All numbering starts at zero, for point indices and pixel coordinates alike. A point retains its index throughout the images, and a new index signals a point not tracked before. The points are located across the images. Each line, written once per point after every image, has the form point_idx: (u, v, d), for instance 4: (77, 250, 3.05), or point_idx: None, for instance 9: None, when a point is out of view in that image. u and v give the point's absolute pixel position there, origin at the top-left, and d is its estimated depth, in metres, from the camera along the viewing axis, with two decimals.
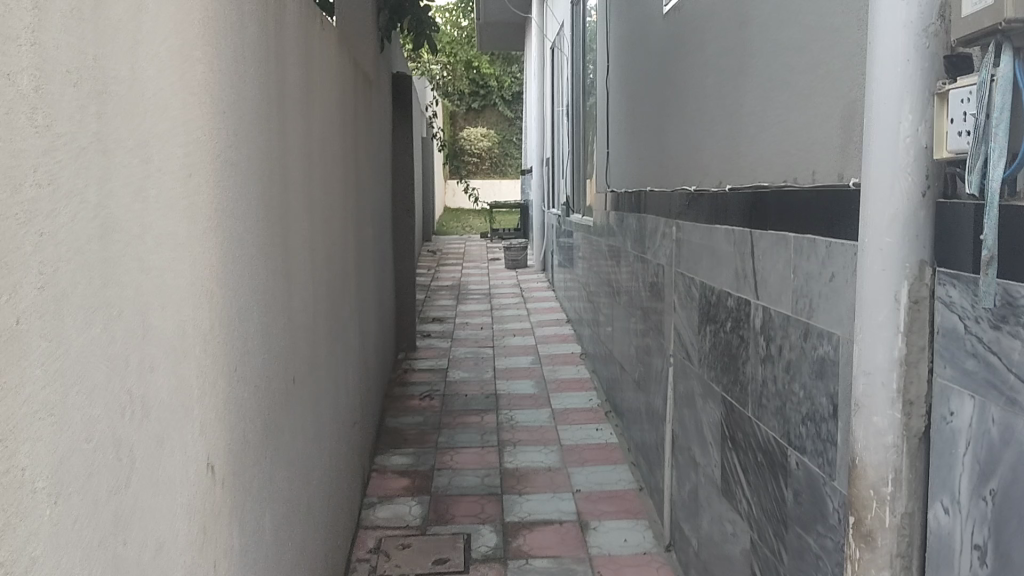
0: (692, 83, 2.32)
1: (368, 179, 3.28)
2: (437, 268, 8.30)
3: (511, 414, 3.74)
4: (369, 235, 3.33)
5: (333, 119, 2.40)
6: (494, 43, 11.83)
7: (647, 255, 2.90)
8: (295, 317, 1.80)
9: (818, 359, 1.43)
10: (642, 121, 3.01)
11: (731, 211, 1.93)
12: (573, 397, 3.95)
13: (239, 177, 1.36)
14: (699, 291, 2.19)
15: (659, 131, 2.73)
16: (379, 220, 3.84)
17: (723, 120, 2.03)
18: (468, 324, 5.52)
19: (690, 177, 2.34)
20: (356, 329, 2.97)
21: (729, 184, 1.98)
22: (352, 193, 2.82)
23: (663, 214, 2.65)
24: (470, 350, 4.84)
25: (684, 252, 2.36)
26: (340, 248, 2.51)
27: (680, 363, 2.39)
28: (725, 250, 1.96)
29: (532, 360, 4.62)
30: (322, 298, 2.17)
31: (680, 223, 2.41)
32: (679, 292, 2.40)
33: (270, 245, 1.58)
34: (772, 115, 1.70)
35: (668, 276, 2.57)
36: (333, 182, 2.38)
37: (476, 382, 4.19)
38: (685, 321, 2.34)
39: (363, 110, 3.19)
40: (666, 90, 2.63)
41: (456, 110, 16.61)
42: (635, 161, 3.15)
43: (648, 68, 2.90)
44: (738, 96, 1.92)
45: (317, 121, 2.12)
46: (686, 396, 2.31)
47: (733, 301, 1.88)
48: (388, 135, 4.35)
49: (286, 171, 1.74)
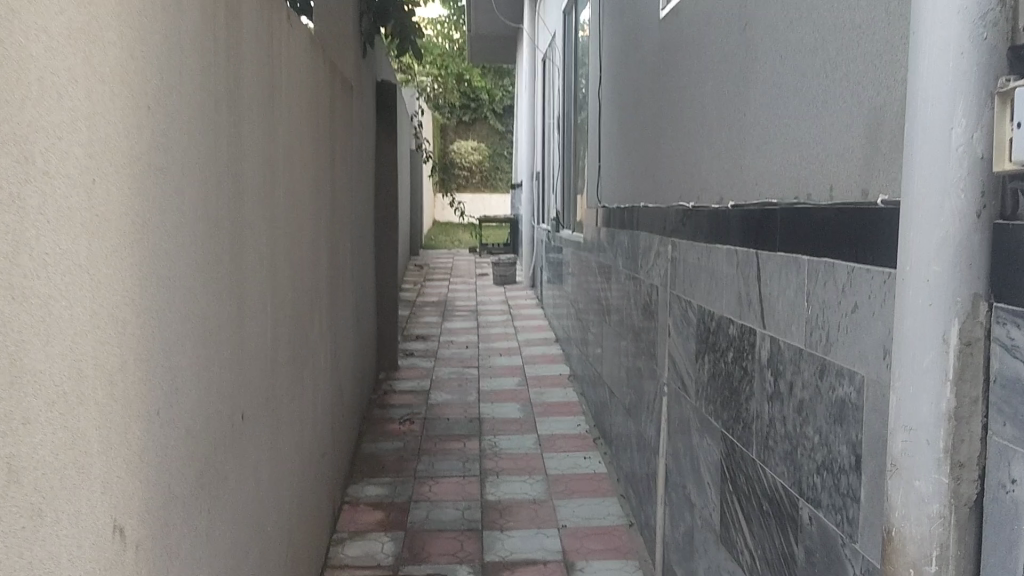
0: (688, 93, 2.15)
1: (346, 190, 3.10)
2: (424, 283, 8.09)
3: (494, 439, 3.54)
4: (346, 250, 3.14)
5: (303, 126, 2.22)
6: (487, 56, 11.69)
7: (638, 275, 2.73)
8: (246, 342, 1.61)
9: (836, 402, 1.25)
10: (636, 134, 2.84)
11: (731, 231, 1.76)
12: (560, 422, 3.75)
13: (172, 184, 1.17)
14: (696, 316, 2.01)
15: (653, 143, 2.56)
16: (359, 234, 3.65)
17: (724, 132, 1.86)
18: (453, 342, 5.32)
19: (686, 193, 2.17)
20: (329, 351, 2.78)
21: (729, 201, 1.80)
22: (326, 204, 2.64)
23: (656, 232, 2.47)
24: (454, 370, 4.64)
25: (679, 273, 2.18)
26: (309, 264, 2.33)
27: (675, 394, 2.20)
28: (725, 273, 1.78)
29: (518, 381, 4.42)
30: (284, 321, 1.98)
31: (675, 242, 2.23)
32: (674, 317, 2.22)
33: (216, 263, 1.39)
34: (780, 125, 1.53)
35: (661, 298, 2.39)
36: (301, 193, 2.19)
37: (459, 405, 3.99)
38: (680, 348, 2.16)
39: (342, 115, 3.01)
40: (661, 99, 2.46)
41: (448, 122, 16.45)
42: (628, 176, 2.98)
43: (642, 79, 2.74)
44: (740, 104, 1.75)
45: (281, 126, 1.94)
46: (681, 430, 2.13)
47: (734, 329, 1.71)
48: (371, 146, 4.17)
49: (239, 179, 1.56)
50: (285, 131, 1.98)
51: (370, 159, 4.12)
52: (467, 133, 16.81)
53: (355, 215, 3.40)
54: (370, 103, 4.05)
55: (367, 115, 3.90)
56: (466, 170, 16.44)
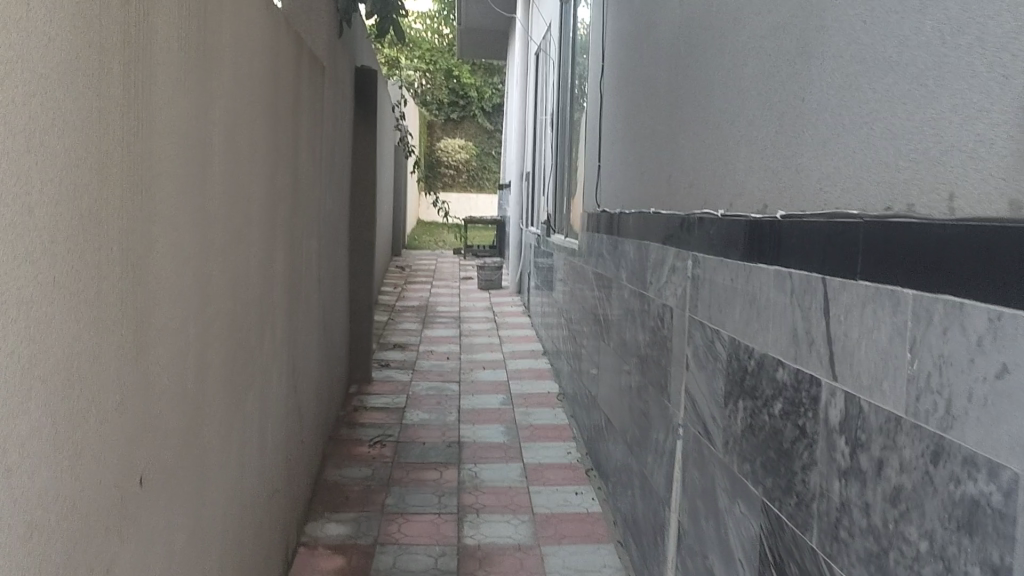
0: (720, 77, 1.79)
1: (313, 185, 2.71)
2: (404, 286, 7.68)
3: (475, 469, 3.15)
4: (312, 252, 2.75)
5: (256, 106, 1.84)
6: (476, 50, 11.26)
7: (647, 292, 2.36)
8: (156, 379, 1.21)
9: (963, 502, 0.88)
10: (647, 128, 2.48)
11: (782, 249, 1.39)
12: (549, 449, 3.36)
13: (7, 162, 0.79)
14: (726, 350, 1.64)
15: (670, 140, 2.19)
16: (329, 234, 3.26)
17: (770, 124, 1.49)
18: (433, 353, 4.92)
19: (716, 197, 1.80)
20: (286, 371, 2.38)
21: (777, 210, 1.44)
22: (286, 200, 2.25)
23: (671, 242, 2.10)
24: (433, 386, 4.24)
25: (702, 296, 1.81)
26: (259, 272, 1.94)
27: (694, 440, 1.82)
28: (771, 301, 1.41)
29: (502, 399, 4.03)
30: (219, 344, 1.59)
31: (697, 257, 1.86)
32: (695, 347, 1.84)
33: (102, 278, 1.01)
34: (858, 113, 1.17)
35: (677, 322, 2.02)
36: (251, 185, 1.81)
37: (437, 427, 3.60)
38: (701, 385, 1.79)
39: (311, 98, 2.63)
40: (681, 88, 2.10)
41: (434, 119, 16.01)
42: (636, 176, 2.61)
43: (656, 65, 2.37)
44: (796, 89, 1.39)
45: (224, 100, 1.56)
46: (703, 487, 1.75)
47: (785, 375, 1.34)
48: (346, 136, 3.77)
49: (149, 166, 1.17)
50: (229, 106, 1.60)
51: (345, 152, 3.72)
52: (454, 131, 16.36)
53: (322, 212, 3.01)
54: (345, 91, 3.67)
55: (341, 101, 3.51)
56: (452, 168, 15.99)
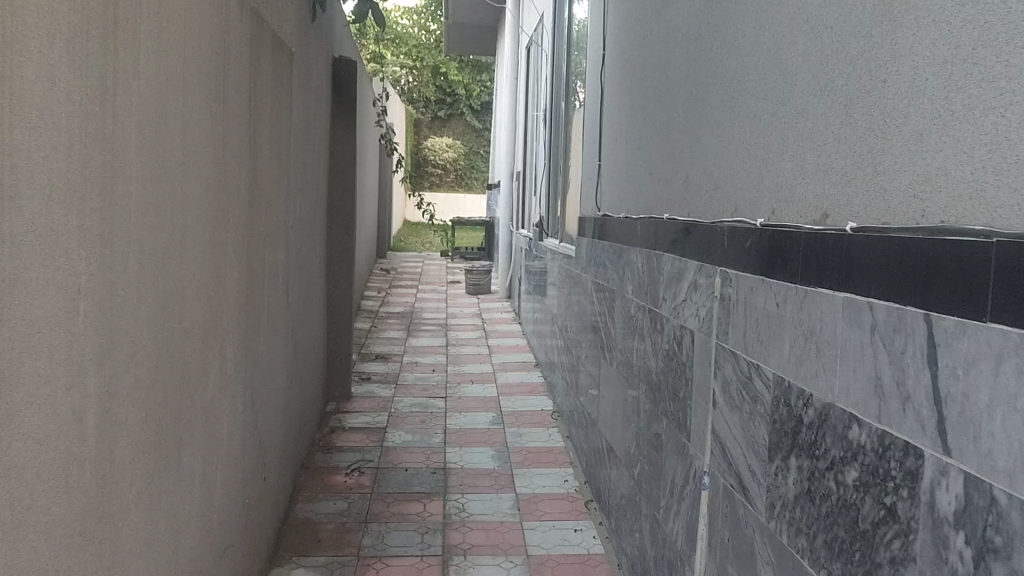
0: (759, 58, 1.49)
1: (278, 184, 2.39)
2: (388, 290, 7.33)
3: (463, 500, 2.82)
4: (278, 261, 2.42)
5: (203, 88, 1.53)
6: (462, 46, 10.95)
7: (657, 309, 2.05)
8: (30, 448, 0.88)
9: None
10: (657, 124, 2.18)
11: (854, 272, 1.08)
12: (543, 478, 3.03)
13: None
14: (766, 390, 1.33)
15: (689, 136, 1.89)
16: (301, 239, 2.94)
17: (837, 114, 1.20)
18: (417, 365, 4.58)
19: (752, 202, 1.50)
20: (248, 400, 2.04)
21: (847, 221, 1.14)
22: (245, 204, 1.93)
23: (690, 254, 1.80)
24: (416, 401, 3.90)
25: (733, 321, 1.51)
26: (209, 287, 1.62)
27: (725, 494, 1.50)
28: (837, 338, 1.11)
29: (491, 417, 3.70)
30: (145, 380, 1.26)
31: (726, 273, 1.56)
32: (724, 381, 1.53)
33: None
34: (980, 96, 0.87)
35: (697, 348, 1.71)
36: (194, 185, 1.49)
37: (421, 450, 3.27)
38: (732, 428, 1.49)
39: (276, 87, 2.31)
40: (704, 74, 1.80)
41: (421, 118, 15.65)
42: (644, 177, 2.31)
43: (670, 50, 2.08)
44: (877, 67, 1.09)
45: (150, 77, 1.24)
46: (738, 555, 1.44)
47: (863, 435, 1.04)
48: (322, 131, 3.45)
49: (18, 159, 0.85)
50: (159, 84, 1.28)
51: (320, 148, 3.40)
52: (441, 130, 16.00)
53: (291, 216, 2.69)
54: (321, 80, 3.34)
55: (316, 92, 3.20)
56: (440, 167, 15.62)
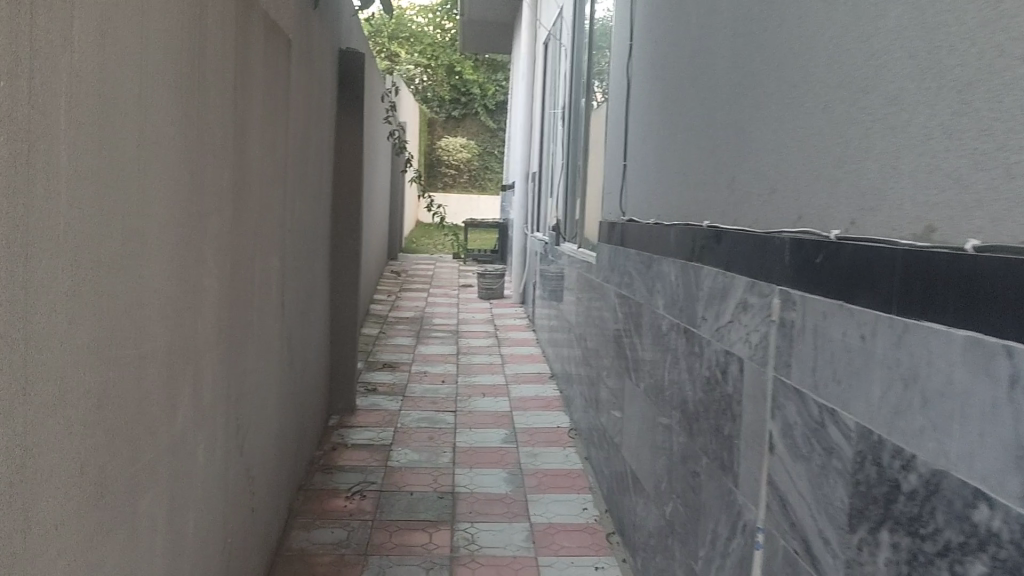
0: (833, 39, 1.24)
1: (270, 181, 2.15)
2: (399, 294, 7.10)
3: (472, 530, 2.57)
4: (270, 268, 2.19)
5: (171, 67, 1.30)
6: (477, 43, 10.69)
7: (695, 329, 1.81)
8: None
9: None
10: (694, 118, 1.93)
11: (977, 305, 0.84)
12: (559, 505, 2.78)
13: None
14: (847, 443, 1.09)
15: (736, 132, 1.64)
16: (299, 242, 2.70)
17: (947, 105, 0.95)
18: (426, 375, 4.33)
19: (822, 210, 1.26)
20: (233, 426, 1.81)
21: (965, 240, 0.90)
22: (228, 206, 1.69)
23: (736, 269, 1.56)
24: (424, 416, 3.66)
25: (797, 353, 1.26)
26: (179, 302, 1.39)
27: (788, 560, 1.26)
28: (956, 390, 0.87)
29: (504, 434, 3.45)
30: (84, 419, 1.03)
31: (785, 294, 1.32)
32: (786, 424, 1.29)
33: None
34: None
35: (748, 380, 1.47)
36: (158, 181, 1.26)
37: (428, 471, 3.02)
38: (797, 482, 1.24)
39: (268, 76, 2.07)
40: (756, 61, 1.55)
41: (435, 117, 15.39)
42: (677, 179, 2.06)
43: (710, 35, 1.83)
44: (1012, 43, 0.84)
45: (90, 50, 1.01)
46: None
47: (994, 521, 0.80)
48: (326, 125, 3.22)
49: None
50: (105, 61, 1.05)
51: (323, 145, 3.17)
52: (455, 129, 15.77)
53: (287, 216, 2.44)
54: (325, 72, 3.11)
55: (317, 84, 2.96)
56: (454, 167, 15.38)
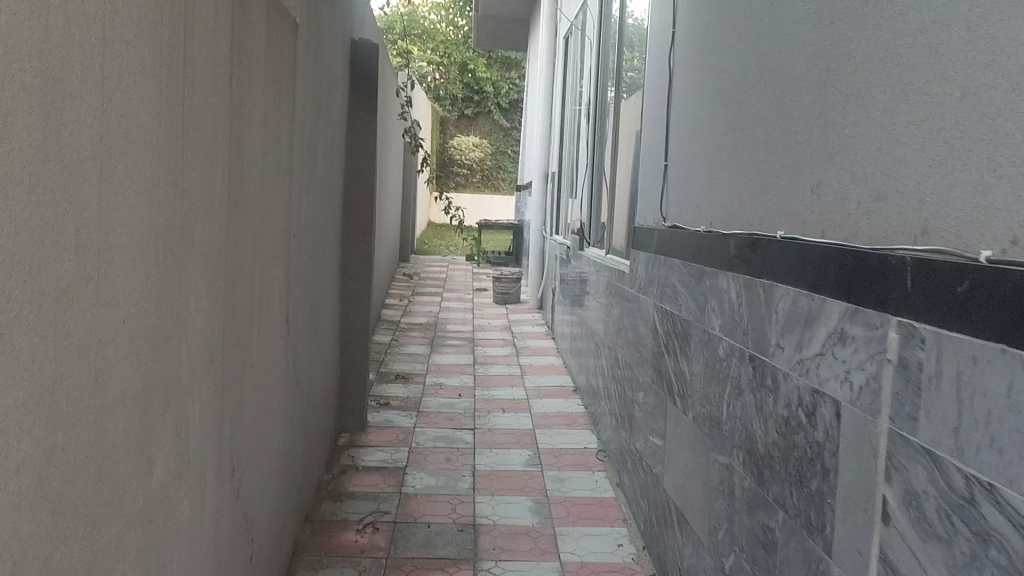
0: (975, 10, 0.98)
1: (273, 183, 1.89)
2: (411, 298, 6.84)
3: (496, 569, 2.32)
4: (273, 282, 1.93)
5: (145, 46, 1.05)
6: (492, 39, 10.41)
7: (764, 358, 1.54)
8: None
9: None
10: (759, 113, 1.67)
11: None
12: (591, 540, 2.51)
13: None
14: (1016, 533, 0.83)
15: (822, 127, 1.38)
16: (306, 249, 2.45)
17: None
18: (442, 389, 4.08)
19: (962, 224, 0.99)
20: (227, 469, 1.56)
21: None
22: (221, 212, 1.44)
23: (827, 292, 1.30)
24: (441, 434, 3.40)
25: (927, 404, 1.00)
26: (158, 332, 1.14)
27: None
28: None
29: (527, 456, 3.19)
30: (18, 500, 0.78)
31: (906, 328, 1.06)
32: (909, 491, 1.03)
33: None
34: None
35: (847, 428, 1.21)
36: (125, 186, 1.02)
37: (446, 498, 2.77)
38: (930, 569, 0.98)
39: (270, 63, 1.82)
40: (853, 41, 1.29)
41: (448, 115, 15.13)
42: (735, 182, 1.80)
43: (783, 14, 1.57)
44: None
45: (26, 12, 0.76)
46: None
47: None
48: (336, 122, 2.97)
49: None
50: (46, 29, 0.80)
51: (333, 142, 2.92)
52: (468, 128, 15.52)
53: (293, 223, 2.19)
54: (336, 63, 2.86)
55: (327, 76, 2.71)
56: (466, 167, 15.12)
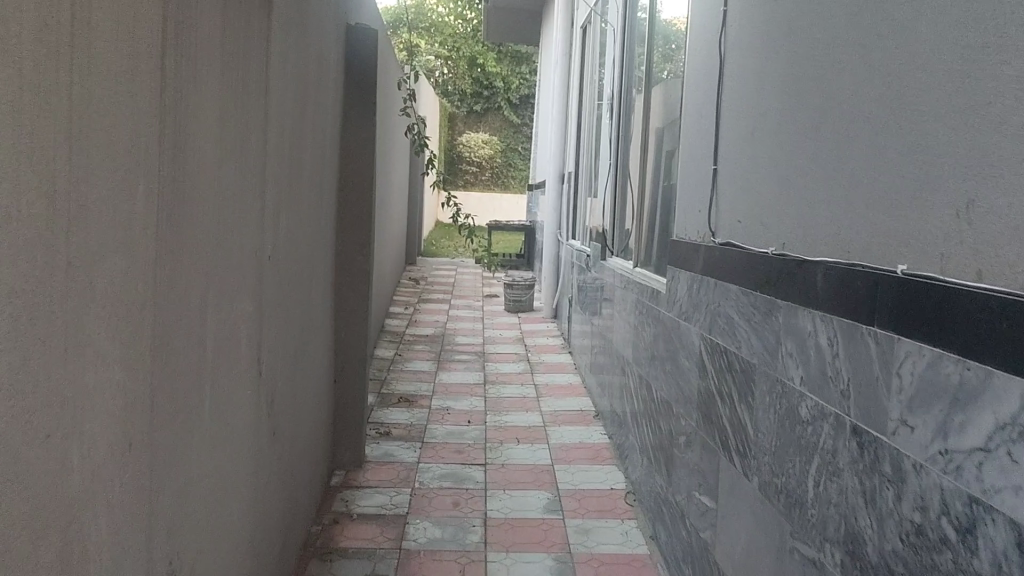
0: None
1: (236, 199, 1.52)
2: (417, 307, 6.45)
3: None
4: (236, 321, 1.55)
5: None
6: (503, 33, 10.05)
7: (878, 436, 1.15)
8: None
9: None
10: (860, 108, 1.27)
11: None
12: None
13: None
14: None
15: (977, 133, 0.99)
16: (287, 270, 2.06)
17: None
18: (450, 414, 3.70)
19: None
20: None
21: None
22: (148, 245, 1.07)
23: (996, 366, 0.91)
24: (448, 472, 3.02)
25: None
26: (19, 440, 0.76)
27: None
28: None
29: (546, 499, 2.81)
30: None
31: None
32: None
33: None
34: None
35: None
36: None
37: (454, 557, 2.38)
38: None
39: (230, 47, 1.44)
40: None
41: (456, 112, 14.74)
42: (821, 197, 1.41)
43: None
44: None
45: None
46: None
47: None
48: (327, 121, 2.59)
49: None
50: None
51: (323, 144, 2.53)
52: (476, 125, 15.16)
53: (267, 243, 1.81)
54: (327, 52, 2.49)
55: (315, 65, 2.33)
56: (475, 165, 14.75)
